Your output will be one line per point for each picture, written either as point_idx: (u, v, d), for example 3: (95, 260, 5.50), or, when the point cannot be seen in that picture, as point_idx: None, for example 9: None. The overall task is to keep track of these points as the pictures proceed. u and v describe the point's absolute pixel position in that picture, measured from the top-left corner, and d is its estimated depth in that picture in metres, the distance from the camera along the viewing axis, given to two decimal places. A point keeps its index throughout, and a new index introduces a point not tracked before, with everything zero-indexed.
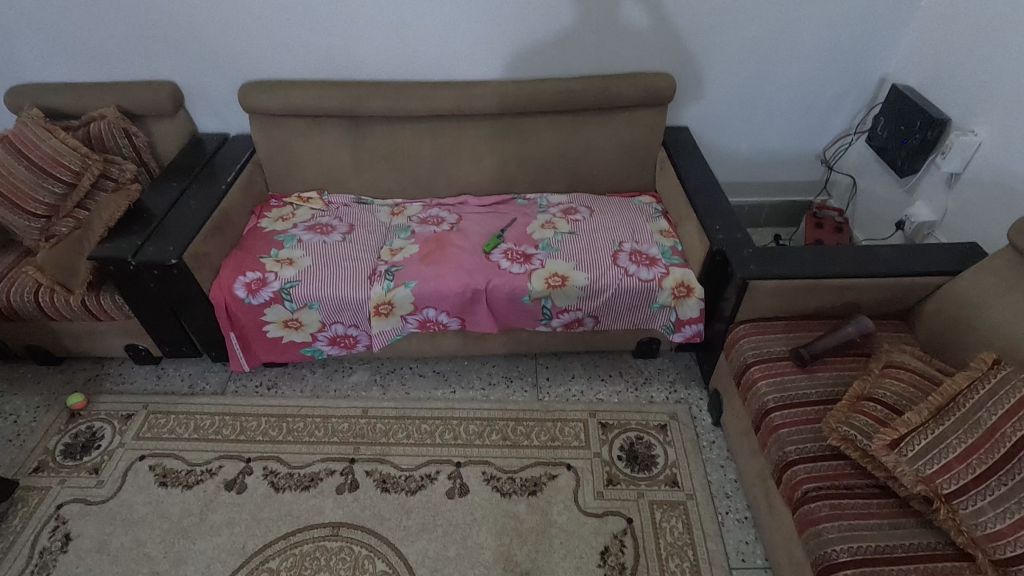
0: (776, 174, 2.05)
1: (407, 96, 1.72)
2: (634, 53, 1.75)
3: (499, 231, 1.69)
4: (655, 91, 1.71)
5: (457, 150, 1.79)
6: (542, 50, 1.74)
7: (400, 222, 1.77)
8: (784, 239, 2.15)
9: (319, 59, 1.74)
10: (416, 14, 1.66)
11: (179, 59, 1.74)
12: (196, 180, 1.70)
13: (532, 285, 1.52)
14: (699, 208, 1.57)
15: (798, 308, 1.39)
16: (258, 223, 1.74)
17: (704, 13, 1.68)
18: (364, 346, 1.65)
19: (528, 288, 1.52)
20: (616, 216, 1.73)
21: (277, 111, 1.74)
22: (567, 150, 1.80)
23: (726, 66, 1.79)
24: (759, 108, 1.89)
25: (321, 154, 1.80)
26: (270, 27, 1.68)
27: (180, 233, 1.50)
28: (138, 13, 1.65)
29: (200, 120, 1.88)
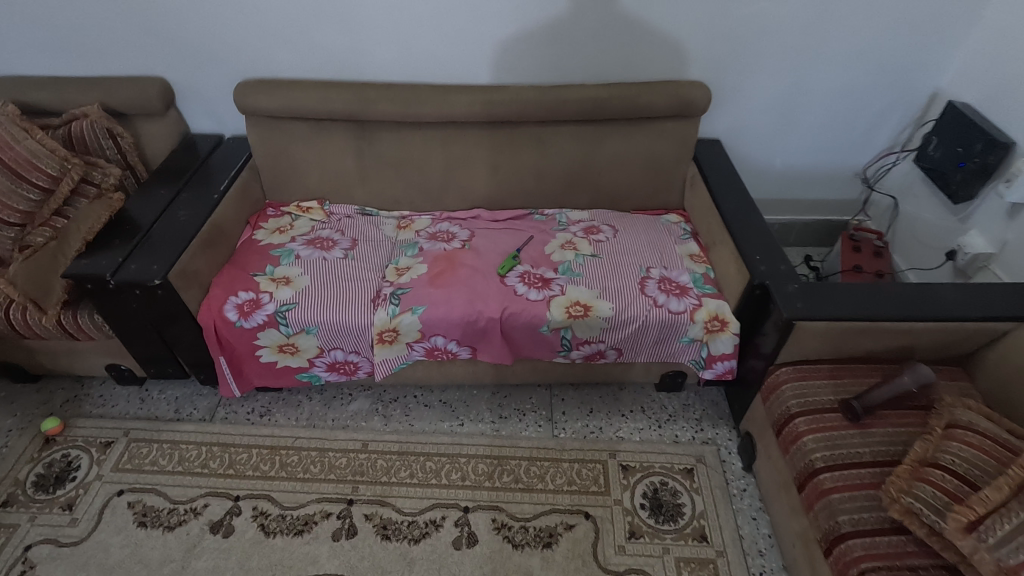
0: (811, 192, 1.91)
1: (418, 101, 1.57)
2: (666, 59, 1.61)
3: (514, 251, 1.55)
4: (688, 102, 1.57)
5: (470, 160, 1.65)
6: (566, 53, 1.60)
7: (407, 237, 1.63)
8: (815, 260, 2.01)
9: (322, 57, 1.60)
10: (428, 11, 1.52)
11: (169, 53, 1.59)
12: (186, 187, 1.56)
13: (551, 316, 1.39)
14: (737, 234, 1.42)
15: (847, 351, 1.26)
16: (253, 235, 1.60)
17: (745, 18, 1.53)
18: (365, 373, 1.52)
19: (547, 319, 1.39)
20: (642, 237, 1.59)
21: (275, 113, 1.59)
22: (590, 162, 1.65)
23: (765, 75, 1.64)
24: (797, 121, 1.74)
25: (323, 160, 1.66)
26: (268, 20, 1.53)
27: (165, 249, 1.36)
28: (124, 1, 1.51)
29: (192, 119, 1.73)
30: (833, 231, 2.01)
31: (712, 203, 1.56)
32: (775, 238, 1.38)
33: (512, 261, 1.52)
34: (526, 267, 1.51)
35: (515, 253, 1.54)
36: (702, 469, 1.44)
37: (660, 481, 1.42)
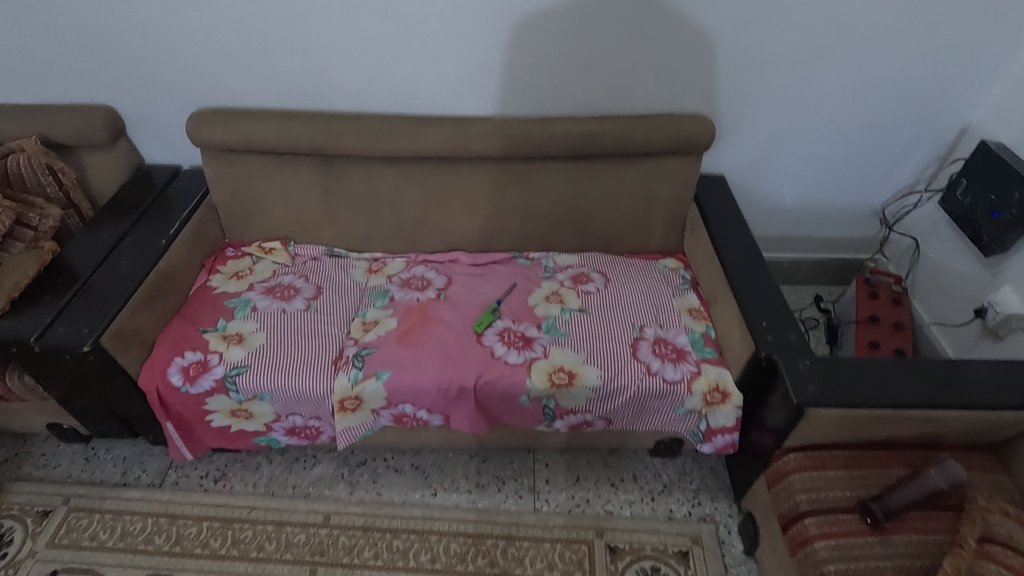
0: (823, 230, 1.75)
1: (390, 135, 1.42)
2: (666, 89, 1.45)
3: (494, 304, 1.40)
4: (690, 138, 1.41)
5: (448, 198, 1.50)
6: (554, 82, 1.44)
7: (378, 284, 1.48)
8: (826, 301, 1.86)
9: (285, 85, 1.44)
10: (400, 36, 1.36)
11: (116, 80, 1.44)
12: (133, 229, 1.41)
13: (531, 384, 1.24)
14: (743, 292, 1.27)
15: (865, 436, 1.11)
16: (208, 281, 1.46)
17: (755, 45, 1.37)
18: (329, 438, 1.38)
19: (527, 387, 1.24)
20: (636, 288, 1.44)
21: (232, 147, 1.44)
22: (580, 203, 1.50)
23: (776, 107, 1.48)
24: (809, 156, 1.58)
25: (287, 198, 1.51)
26: (223, 46, 1.38)
27: (100, 306, 1.22)
28: (62, 24, 1.35)
29: (147, 150, 1.58)
30: (846, 270, 1.85)
31: (714, 252, 1.40)
32: (785, 300, 1.22)
33: (490, 315, 1.37)
34: (506, 322, 1.37)
35: (495, 305, 1.40)
36: (699, 553, 1.29)
37: (652, 567, 1.27)
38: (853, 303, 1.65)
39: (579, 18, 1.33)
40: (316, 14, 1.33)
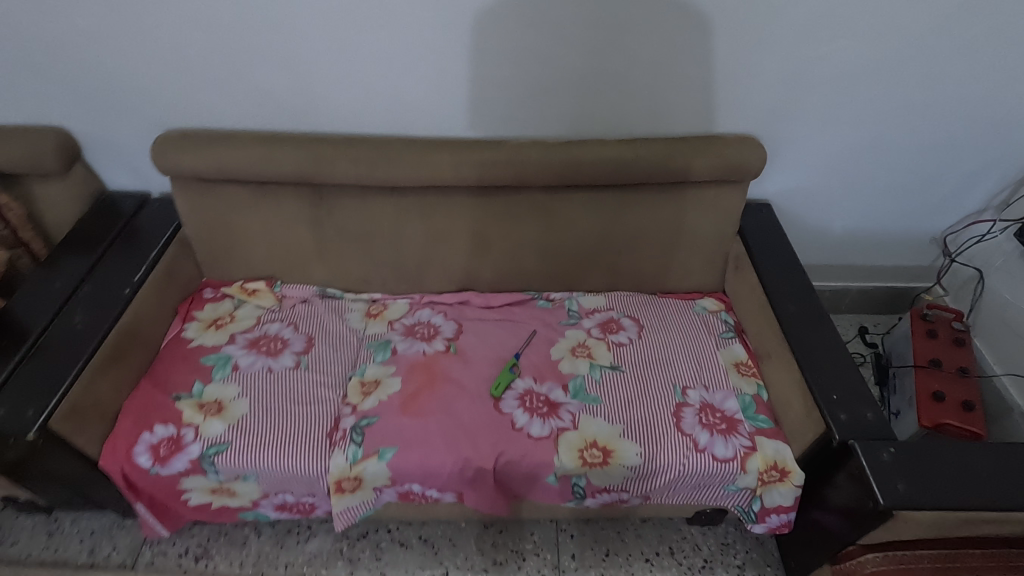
0: (874, 258, 1.57)
1: (389, 162, 1.22)
2: (709, 108, 1.24)
3: (511, 357, 1.22)
4: (738, 166, 1.22)
5: (458, 233, 1.30)
6: (580, 100, 1.24)
7: (378, 333, 1.30)
8: (871, 333, 1.68)
9: (266, 104, 1.24)
10: (402, 48, 1.16)
11: (68, 98, 1.23)
12: (91, 275, 1.21)
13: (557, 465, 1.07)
14: (804, 355, 1.09)
15: (956, 534, 0.94)
16: (182, 332, 1.27)
17: (816, 58, 1.17)
18: (325, 513, 1.21)
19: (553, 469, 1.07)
20: (674, 338, 1.26)
21: (206, 176, 1.24)
22: (609, 238, 1.31)
23: (834, 127, 1.29)
24: (868, 181, 1.39)
25: (271, 233, 1.31)
26: (192, 59, 1.17)
27: (50, 378, 1.03)
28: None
29: (109, 175, 1.38)
30: (895, 299, 1.67)
31: (765, 298, 1.22)
32: (856, 365, 1.05)
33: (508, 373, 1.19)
34: (525, 381, 1.19)
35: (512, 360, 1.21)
36: None
37: None
38: (911, 343, 1.48)
39: (612, 27, 1.13)
40: (299, 21, 1.12)
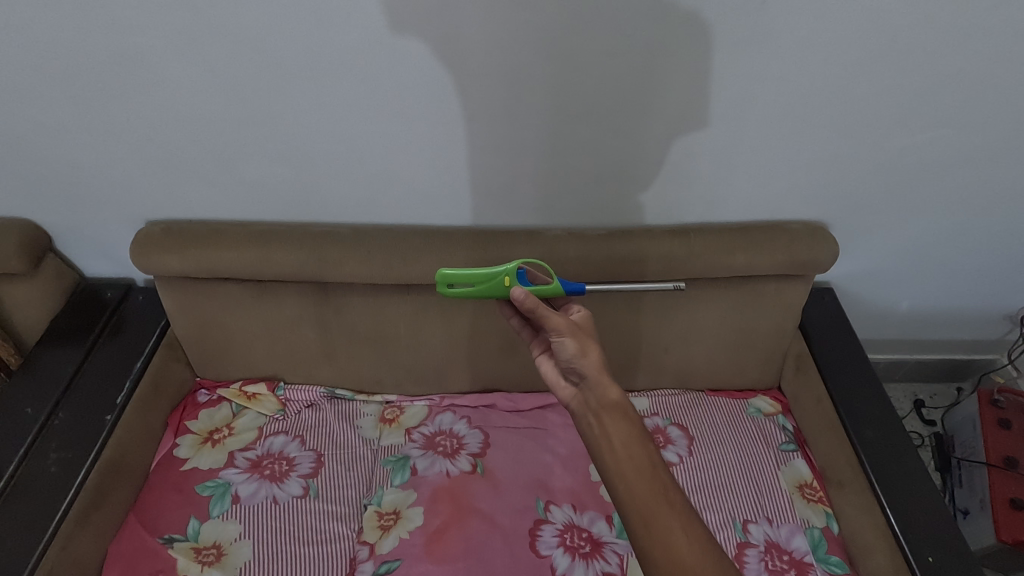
0: (939, 333, 1.41)
1: (405, 262, 1.06)
2: (771, 195, 1.08)
3: (553, 282, 0.82)
4: (807, 265, 1.07)
5: (483, 333, 1.16)
6: (625, 189, 1.07)
7: (395, 444, 1.16)
8: (929, 407, 1.51)
9: (263, 198, 1.08)
10: (418, 141, 1.00)
11: (43, 195, 1.09)
12: (66, 395, 1.07)
13: (666, 531, 0.62)
14: (871, 461, 1.00)
15: None
16: (175, 450, 1.13)
17: (910, 143, 1.01)
18: (314, 473, 1.10)
19: (680, 552, 0.61)
20: (729, 454, 1.13)
21: (197, 277, 1.09)
22: (652, 337, 1.16)
23: (916, 212, 1.12)
24: (946, 263, 1.22)
25: (273, 333, 1.16)
26: (178, 155, 1.02)
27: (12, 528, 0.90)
28: None
29: (85, 264, 1.22)
30: (956, 370, 1.50)
31: (827, 392, 1.11)
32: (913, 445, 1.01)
33: (504, 295, 0.82)
34: (507, 318, 0.83)
35: (534, 261, 0.82)
36: None
37: None
38: (980, 434, 1.30)
39: (673, 115, 0.97)
40: (301, 115, 0.97)
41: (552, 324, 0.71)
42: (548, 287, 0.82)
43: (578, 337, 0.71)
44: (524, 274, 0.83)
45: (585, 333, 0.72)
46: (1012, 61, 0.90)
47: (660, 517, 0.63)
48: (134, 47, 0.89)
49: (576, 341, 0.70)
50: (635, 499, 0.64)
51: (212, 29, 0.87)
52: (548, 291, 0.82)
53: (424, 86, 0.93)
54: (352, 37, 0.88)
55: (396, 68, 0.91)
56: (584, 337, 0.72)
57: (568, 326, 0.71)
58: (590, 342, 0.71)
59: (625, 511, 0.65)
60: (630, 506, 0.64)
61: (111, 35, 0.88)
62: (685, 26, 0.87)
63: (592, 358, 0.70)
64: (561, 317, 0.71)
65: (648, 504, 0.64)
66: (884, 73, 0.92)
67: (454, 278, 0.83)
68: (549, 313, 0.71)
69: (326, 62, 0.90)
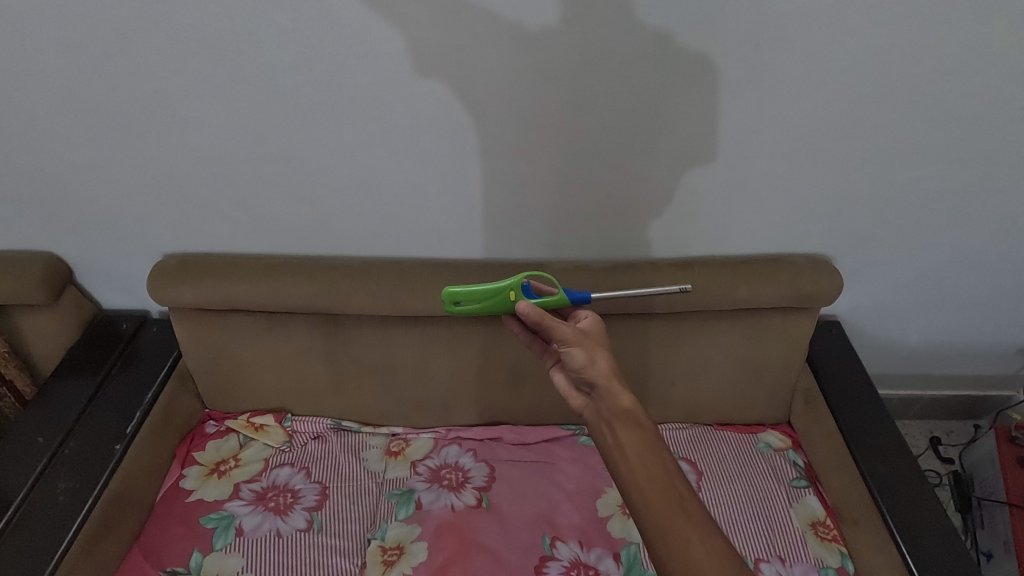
0: (951, 368, 1.39)
1: (413, 294, 1.08)
2: (773, 229, 1.10)
3: (557, 293, 0.82)
4: (811, 297, 1.07)
5: (489, 365, 1.17)
6: (629, 224, 1.09)
7: (400, 477, 1.15)
8: (945, 445, 1.47)
9: (278, 233, 1.12)
10: (428, 177, 1.03)
11: (66, 229, 1.13)
12: (77, 425, 1.08)
13: (684, 541, 0.63)
14: (883, 498, 0.97)
15: None
16: (181, 481, 1.13)
17: (910, 179, 1.03)
18: (317, 506, 1.10)
19: (698, 563, 0.62)
20: (739, 490, 1.11)
21: (211, 308, 1.12)
22: (657, 370, 1.16)
23: (920, 246, 1.13)
24: (953, 297, 1.22)
25: (283, 364, 1.18)
26: (198, 191, 1.06)
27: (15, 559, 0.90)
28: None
29: (103, 296, 1.26)
30: (972, 406, 1.48)
31: (836, 426, 1.10)
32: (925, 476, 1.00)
33: (510, 309, 0.83)
34: (515, 332, 0.84)
35: (538, 275, 0.83)
36: None
37: None
38: (998, 471, 1.27)
39: (675, 152, 1.00)
40: (317, 153, 1.01)
41: (559, 334, 0.72)
42: (553, 297, 0.82)
43: (585, 346, 0.72)
44: (528, 287, 0.83)
45: (593, 341, 0.73)
46: (1005, 99, 0.93)
47: (677, 528, 0.64)
48: (162, 91, 0.95)
49: (583, 350, 0.71)
50: (650, 508, 0.65)
51: (236, 74, 0.93)
52: (553, 302, 0.82)
53: (435, 127, 0.97)
54: (368, 80, 0.93)
55: (408, 110, 0.96)
56: (592, 345, 0.72)
57: (575, 336, 0.72)
58: (598, 350, 0.72)
59: (642, 521, 0.66)
60: (646, 517, 0.66)
61: (140, 80, 0.94)
62: (685, 67, 0.90)
63: (601, 366, 0.71)
64: (568, 327, 0.72)
65: (664, 514, 0.65)
66: (880, 112, 0.95)
67: (459, 295, 0.83)
68: (555, 322, 0.72)
69: (343, 103, 0.95)
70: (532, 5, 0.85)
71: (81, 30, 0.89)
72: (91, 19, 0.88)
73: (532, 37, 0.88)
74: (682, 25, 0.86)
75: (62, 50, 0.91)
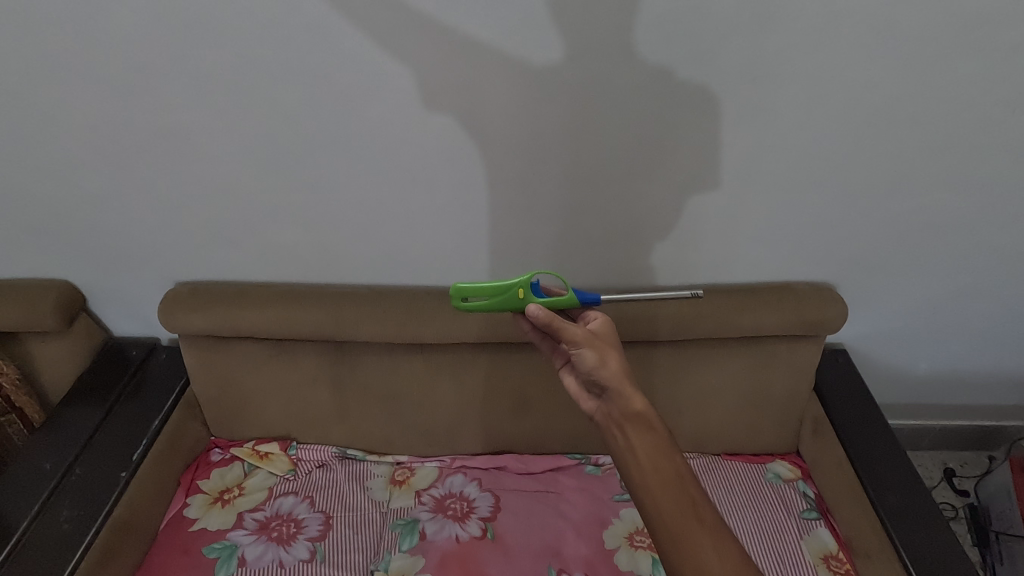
0: (961, 397, 1.37)
1: (419, 321, 1.09)
2: (776, 258, 1.11)
3: (567, 293, 0.82)
4: (816, 325, 1.07)
5: (494, 393, 1.16)
6: (633, 252, 1.10)
7: (405, 506, 1.14)
8: (960, 477, 1.44)
9: (287, 261, 1.14)
10: (434, 207, 1.05)
11: (81, 258, 1.16)
12: (84, 451, 1.08)
13: (697, 547, 0.64)
14: (898, 532, 0.95)
15: None
16: (184, 510, 1.12)
17: (910, 207, 1.04)
18: (320, 535, 1.09)
19: (711, 569, 0.63)
20: (748, 521, 1.09)
21: (220, 335, 1.13)
22: (663, 398, 1.16)
23: (924, 274, 1.13)
24: (960, 325, 1.21)
25: (289, 391, 1.18)
26: (210, 221, 1.09)
27: None
28: (18, 198, 1.08)
29: (115, 323, 1.27)
30: (985, 437, 1.45)
31: (846, 455, 1.08)
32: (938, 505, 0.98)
33: (519, 306, 0.81)
34: (523, 330, 0.83)
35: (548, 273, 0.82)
36: None
37: None
38: (1015, 504, 1.24)
39: (677, 183, 1.02)
40: (326, 184, 1.04)
41: (569, 335, 0.72)
42: (563, 297, 0.81)
43: (596, 347, 0.72)
44: (537, 285, 0.82)
45: (603, 341, 0.73)
46: (1000, 130, 0.95)
47: (690, 535, 0.65)
48: (179, 125, 0.99)
49: (595, 351, 0.72)
50: (663, 514, 0.66)
51: (251, 108, 0.96)
52: (563, 302, 0.82)
53: (442, 158, 1.00)
54: (377, 113, 0.96)
55: (415, 142, 0.99)
56: (602, 346, 0.72)
57: (586, 337, 0.72)
58: (609, 351, 0.73)
59: (654, 527, 0.67)
60: (659, 523, 0.67)
61: (158, 114, 0.98)
62: (685, 100, 0.93)
63: (613, 367, 0.71)
64: (578, 328, 0.72)
65: (677, 520, 0.66)
66: (878, 142, 0.97)
67: (468, 291, 0.82)
68: (565, 324, 0.72)
69: (353, 135, 0.98)
70: (538, 42, 0.88)
71: (105, 67, 0.94)
72: (116, 57, 0.93)
73: (536, 72, 0.91)
74: (682, 60, 0.89)
75: (86, 87, 0.96)
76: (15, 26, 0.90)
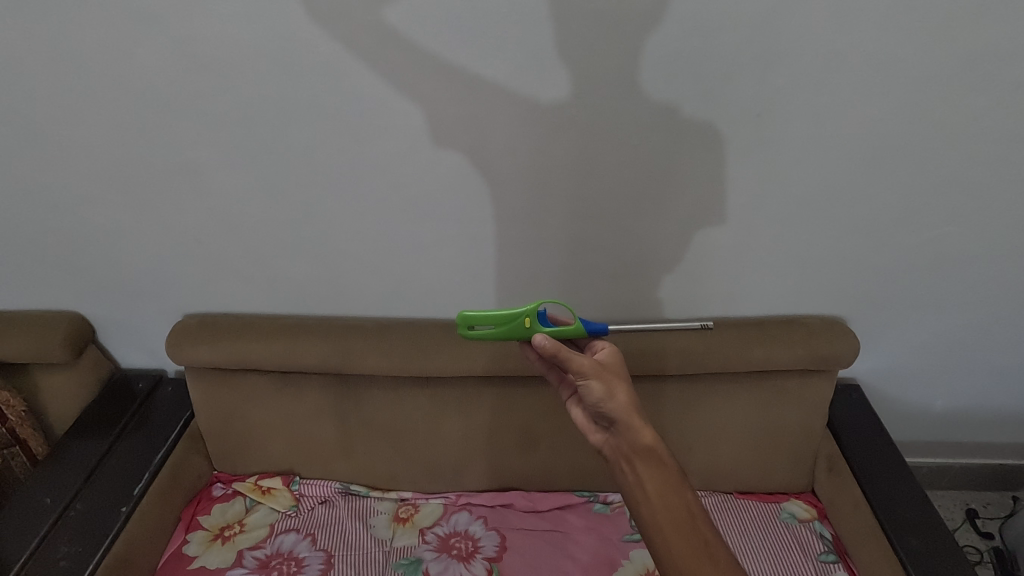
0: (980, 435, 1.34)
1: (425, 354, 1.08)
2: (784, 292, 1.10)
3: (574, 323, 0.81)
4: (827, 360, 1.06)
5: (501, 427, 1.15)
6: (640, 285, 1.10)
7: (408, 544, 1.11)
8: (982, 518, 1.39)
9: (295, 294, 1.15)
10: (441, 239, 1.06)
11: (92, 289, 1.17)
12: (85, 486, 1.07)
13: None
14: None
15: None
16: (184, 547, 1.10)
17: (919, 241, 1.04)
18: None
19: None
20: (763, 564, 1.06)
21: (226, 368, 1.13)
22: (672, 434, 1.14)
23: (936, 308, 1.12)
24: (975, 360, 1.19)
25: (293, 425, 1.17)
26: (220, 253, 1.10)
27: None
28: (34, 230, 1.10)
29: (122, 355, 1.28)
30: (1007, 477, 1.41)
31: (863, 495, 1.05)
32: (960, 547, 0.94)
33: (526, 336, 0.81)
34: (530, 360, 0.81)
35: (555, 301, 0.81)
36: None
37: None
38: None
39: (683, 217, 1.02)
40: (335, 218, 1.05)
41: (576, 366, 0.71)
42: (570, 327, 0.81)
43: (604, 379, 0.71)
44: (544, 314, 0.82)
45: (611, 372, 0.72)
46: (1006, 166, 0.95)
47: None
48: (194, 160, 1.01)
49: (603, 383, 0.70)
50: (675, 554, 0.65)
51: (264, 144, 0.99)
52: (570, 332, 0.81)
53: (450, 193, 1.01)
54: (387, 148, 0.98)
55: (424, 177, 1.00)
56: (610, 377, 0.71)
57: (593, 368, 0.71)
58: (617, 382, 0.71)
59: (665, 568, 0.66)
60: (671, 563, 0.65)
61: (174, 150, 1.00)
62: (690, 135, 0.94)
63: (621, 400, 0.70)
64: (586, 358, 0.71)
65: (689, 561, 0.64)
66: (884, 177, 0.97)
67: (475, 319, 0.81)
68: (572, 354, 0.71)
69: (363, 170, 1.00)
70: (545, 81, 0.91)
71: (125, 104, 0.97)
72: (136, 96, 0.96)
73: (543, 109, 0.93)
74: (687, 98, 0.91)
75: (106, 122, 0.99)
76: (41, 65, 0.94)
